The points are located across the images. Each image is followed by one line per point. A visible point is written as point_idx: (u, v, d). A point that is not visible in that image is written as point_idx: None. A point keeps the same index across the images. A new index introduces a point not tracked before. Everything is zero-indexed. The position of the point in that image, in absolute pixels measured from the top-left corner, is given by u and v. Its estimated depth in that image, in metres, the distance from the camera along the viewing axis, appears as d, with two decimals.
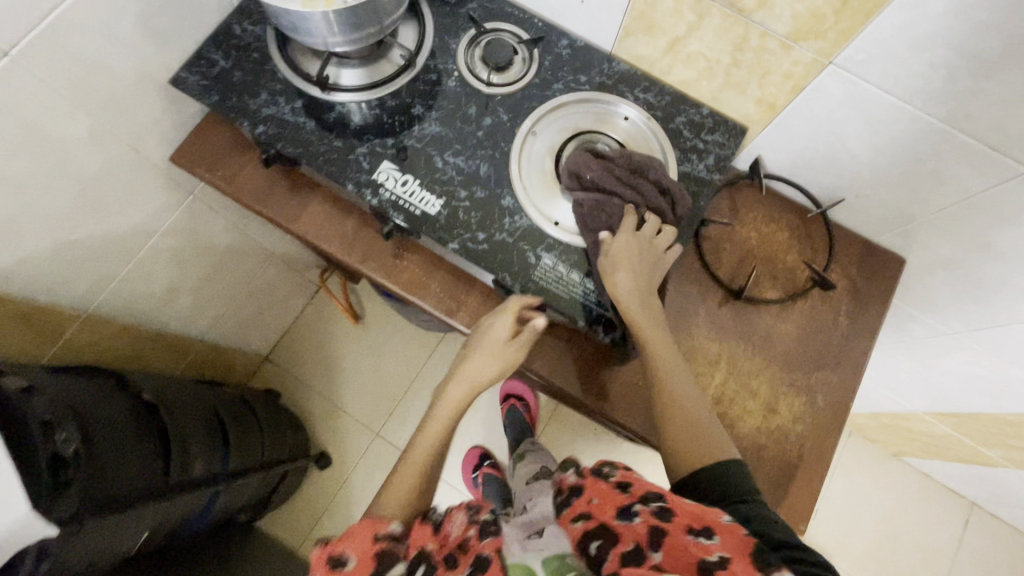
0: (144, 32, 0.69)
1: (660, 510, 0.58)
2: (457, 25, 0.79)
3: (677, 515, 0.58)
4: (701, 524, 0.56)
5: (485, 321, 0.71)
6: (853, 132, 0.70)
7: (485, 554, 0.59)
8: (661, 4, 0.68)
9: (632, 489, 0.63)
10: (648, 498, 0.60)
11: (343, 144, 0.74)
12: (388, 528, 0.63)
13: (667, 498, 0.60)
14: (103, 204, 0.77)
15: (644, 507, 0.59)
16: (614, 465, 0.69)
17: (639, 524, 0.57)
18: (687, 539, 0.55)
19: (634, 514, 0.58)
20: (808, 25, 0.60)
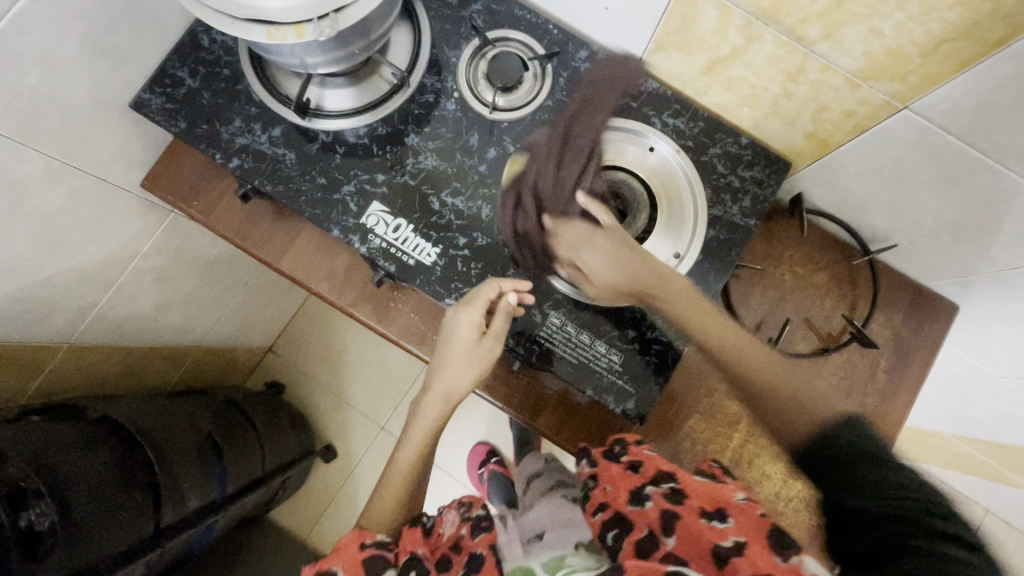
0: (95, 52, 0.59)
1: (671, 492, 0.54)
2: (459, 33, 0.68)
3: (690, 497, 0.54)
4: (713, 505, 0.52)
5: (446, 321, 0.63)
6: (921, 181, 0.59)
7: (478, 551, 0.59)
8: (703, 21, 0.56)
9: (645, 470, 0.58)
10: (659, 480, 0.56)
11: (327, 181, 0.65)
12: (377, 537, 0.59)
13: (679, 479, 0.57)
14: (70, 238, 0.70)
15: (656, 489, 0.55)
16: (622, 441, 0.64)
17: (653, 508, 0.53)
18: (700, 520, 0.50)
19: (646, 498, 0.55)
20: (884, 65, 0.49)
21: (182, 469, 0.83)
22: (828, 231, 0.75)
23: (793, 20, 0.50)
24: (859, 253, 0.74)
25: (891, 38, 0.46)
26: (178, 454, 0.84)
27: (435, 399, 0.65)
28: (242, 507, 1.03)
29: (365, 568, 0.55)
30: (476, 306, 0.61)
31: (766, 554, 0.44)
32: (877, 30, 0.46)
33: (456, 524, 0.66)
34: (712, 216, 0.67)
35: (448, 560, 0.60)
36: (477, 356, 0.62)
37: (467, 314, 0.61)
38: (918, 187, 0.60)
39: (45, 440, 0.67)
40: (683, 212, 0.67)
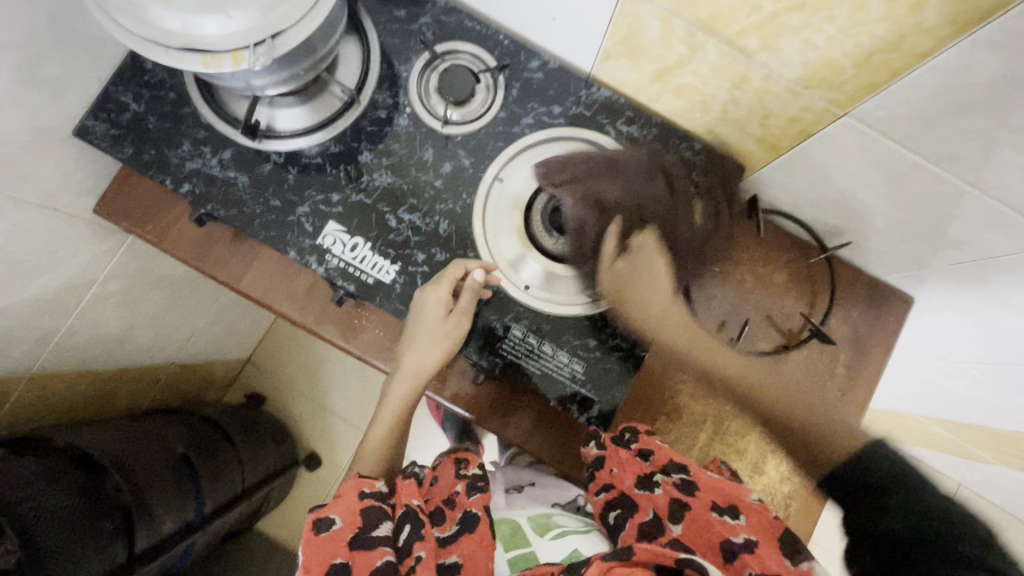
0: (31, 82, 0.58)
1: (681, 483, 0.56)
2: (408, 46, 0.67)
3: (700, 489, 0.55)
4: (726, 502, 0.53)
5: (416, 298, 0.63)
6: (867, 183, 0.60)
7: (474, 511, 0.59)
8: (648, 31, 0.56)
9: (656, 459, 0.59)
10: (670, 469, 0.58)
11: (281, 203, 0.65)
12: (376, 486, 0.60)
13: (691, 470, 0.57)
14: (21, 269, 0.69)
15: (667, 478, 0.57)
16: (635, 428, 0.63)
17: (661, 496, 0.56)
18: (711, 514, 0.53)
19: (656, 486, 0.57)
20: (822, 74, 0.49)
21: (154, 492, 0.83)
22: (785, 230, 0.76)
23: (731, 30, 0.50)
24: (817, 250, 0.74)
25: (825, 48, 0.47)
26: (149, 476, 0.84)
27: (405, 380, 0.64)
28: (223, 524, 1.03)
29: (362, 522, 0.55)
30: (439, 288, 0.62)
31: (774, 556, 0.48)
32: (811, 41, 0.47)
33: (451, 477, 0.64)
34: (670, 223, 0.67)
35: (442, 517, 0.59)
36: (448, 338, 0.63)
37: (433, 291, 0.62)
38: (864, 189, 0.61)
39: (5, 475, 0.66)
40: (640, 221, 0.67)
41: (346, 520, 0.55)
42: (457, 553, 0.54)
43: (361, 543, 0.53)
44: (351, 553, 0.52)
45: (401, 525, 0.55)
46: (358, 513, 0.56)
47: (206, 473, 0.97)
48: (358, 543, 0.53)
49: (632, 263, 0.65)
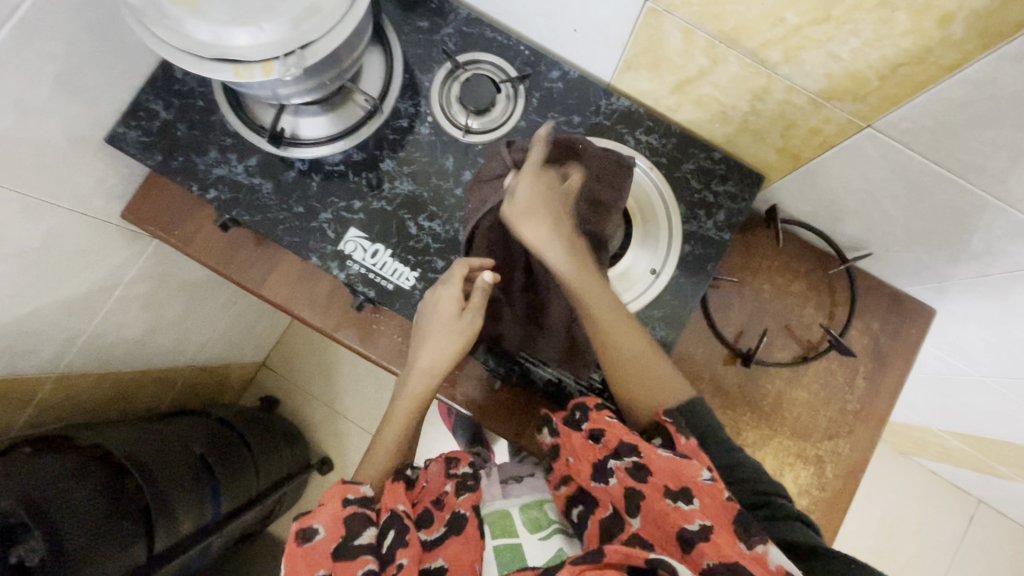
0: (67, 92, 0.60)
1: (634, 468, 0.52)
2: (431, 57, 0.69)
3: (653, 474, 0.51)
4: (679, 485, 0.50)
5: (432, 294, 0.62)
6: (891, 194, 0.60)
7: (462, 512, 0.58)
8: (669, 42, 0.56)
9: (607, 440, 0.55)
10: (622, 452, 0.53)
11: (305, 210, 0.66)
12: (361, 490, 0.54)
13: (643, 452, 0.53)
14: (52, 272, 0.71)
15: (618, 464, 0.53)
16: (585, 406, 0.58)
17: (615, 487, 0.53)
18: (665, 504, 0.50)
19: (610, 473, 0.54)
20: (845, 85, 0.50)
21: (173, 492, 0.84)
22: (804, 240, 0.75)
23: (754, 43, 0.51)
24: (837, 260, 0.74)
25: (849, 61, 0.47)
26: (168, 475, 0.85)
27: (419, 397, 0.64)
28: (240, 524, 1.04)
29: (346, 527, 0.51)
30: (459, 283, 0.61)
31: (731, 543, 0.46)
32: (835, 54, 0.47)
33: (441, 477, 0.62)
34: (688, 232, 0.68)
35: (429, 518, 0.58)
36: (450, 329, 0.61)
37: (443, 288, 0.61)
38: (886, 200, 0.61)
39: (30, 476, 0.68)
40: (659, 230, 0.67)
41: (327, 526, 0.51)
42: (443, 557, 0.54)
43: (344, 552, 0.50)
44: (335, 563, 0.49)
45: (386, 532, 0.53)
46: (343, 521, 0.52)
47: (222, 474, 0.98)
48: (342, 554, 0.50)
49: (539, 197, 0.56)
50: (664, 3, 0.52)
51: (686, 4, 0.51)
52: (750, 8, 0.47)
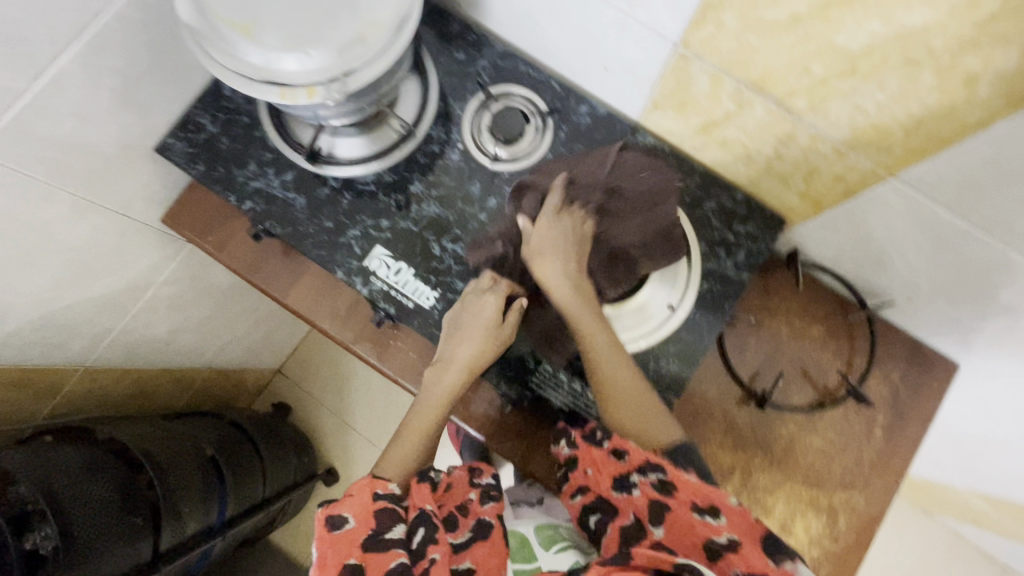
0: (124, 103, 0.64)
1: (660, 483, 0.54)
2: (465, 87, 0.71)
3: (679, 489, 0.53)
4: (705, 502, 0.51)
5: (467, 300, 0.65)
6: (914, 245, 0.59)
7: (486, 519, 0.57)
8: (697, 85, 0.58)
9: (630, 457, 0.57)
10: (646, 468, 0.55)
11: (334, 225, 0.69)
12: (389, 488, 0.56)
13: (667, 469, 0.54)
14: (91, 269, 0.74)
15: (643, 479, 0.55)
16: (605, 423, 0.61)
17: (639, 498, 0.54)
18: (693, 517, 0.51)
19: (633, 486, 0.55)
20: (869, 136, 0.50)
21: (182, 492, 0.85)
22: (825, 284, 0.74)
23: (780, 90, 0.52)
24: (857, 307, 0.73)
25: (874, 114, 0.48)
26: (179, 474, 0.86)
27: None
28: (243, 530, 1.04)
29: (376, 521, 0.52)
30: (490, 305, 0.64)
31: (760, 557, 0.47)
32: (860, 106, 0.48)
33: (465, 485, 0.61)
34: (707, 270, 0.68)
35: (454, 523, 0.57)
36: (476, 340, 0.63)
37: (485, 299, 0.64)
38: (910, 250, 0.61)
39: (51, 465, 0.71)
40: (678, 264, 0.67)
41: (358, 515, 0.52)
42: (470, 559, 0.54)
43: (375, 543, 0.50)
44: (366, 553, 0.49)
45: (414, 528, 0.52)
46: (372, 514, 0.53)
47: (230, 478, 0.98)
48: (372, 545, 0.50)
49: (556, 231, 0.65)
50: (693, 49, 0.54)
51: (715, 50, 0.52)
52: (777, 58, 0.49)
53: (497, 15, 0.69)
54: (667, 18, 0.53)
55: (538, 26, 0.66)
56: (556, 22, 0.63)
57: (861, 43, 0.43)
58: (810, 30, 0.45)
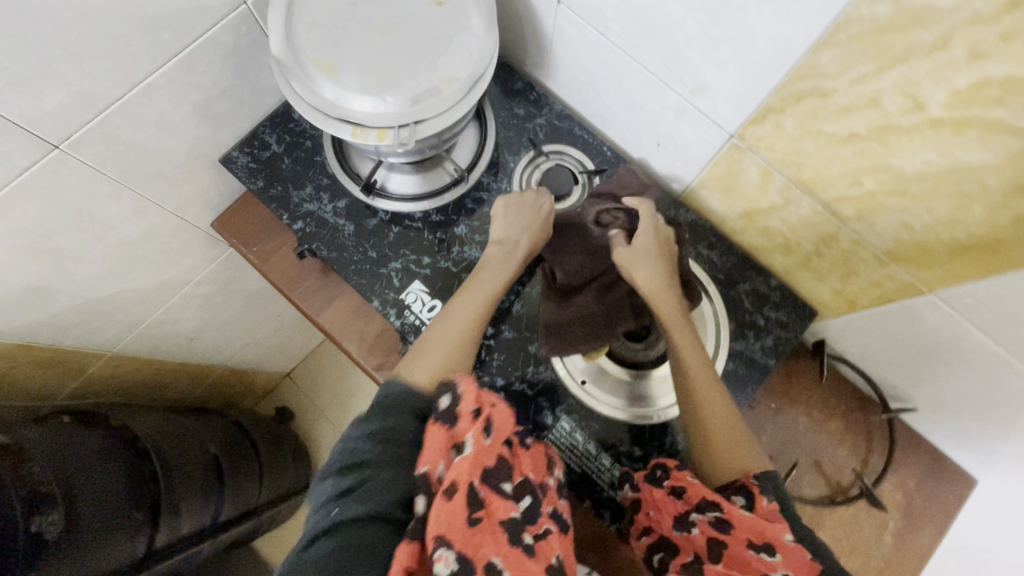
0: (201, 116, 0.68)
1: (717, 521, 0.51)
2: (521, 140, 0.75)
3: (734, 527, 0.50)
4: (761, 541, 0.49)
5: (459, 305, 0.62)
6: (945, 358, 0.60)
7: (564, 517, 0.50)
8: (746, 175, 0.60)
9: (688, 494, 0.54)
10: (703, 507, 0.52)
11: (377, 255, 0.71)
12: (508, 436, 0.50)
13: (724, 507, 0.51)
14: (138, 263, 0.77)
15: (701, 517, 0.52)
16: (664, 464, 0.59)
17: (698, 536, 0.52)
18: (750, 554, 0.49)
19: (692, 524, 0.53)
20: (913, 252, 0.51)
21: (183, 490, 0.86)
22: (847, 378, 0.74)
23: (829, 195, 0.54)
24: (878, 407, 0.73)
25: (920, 233, 0.49)
26: (183, 473, 0.87)
27: None
28: (232, 535, 1.04)
29: (494, 461, 0.47)
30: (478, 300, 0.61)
31: None
32: (907, 224, 0.49)
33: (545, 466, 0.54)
34: (734, 350, 0.69)
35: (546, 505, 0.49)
36: (448, 340, 0.58)
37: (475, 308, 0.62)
38: (939, 363, 0.61)
39: (66, 448, 0.72)
40: (706, 342, 0.68)
41: (497, 441, 0.48)
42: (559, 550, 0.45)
43: (491, 487, 0.45)
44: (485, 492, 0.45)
45: (521, 494, 0.47)
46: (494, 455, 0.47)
47: (229, 482, 0.98)
48: (491, 483, 0.46)
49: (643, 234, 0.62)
50: (749, 142, 0.56)
51: (769, 148, 0.54)
52: (830, 166, 0.51)
53: (560, 79, 0.73)
54: (727, 111, 0.55)
55: (598, 96, 0.69)
56: (616, 96, 0.66)
57: (916, 168, 0.45)
58: (867, 147, 0.46)
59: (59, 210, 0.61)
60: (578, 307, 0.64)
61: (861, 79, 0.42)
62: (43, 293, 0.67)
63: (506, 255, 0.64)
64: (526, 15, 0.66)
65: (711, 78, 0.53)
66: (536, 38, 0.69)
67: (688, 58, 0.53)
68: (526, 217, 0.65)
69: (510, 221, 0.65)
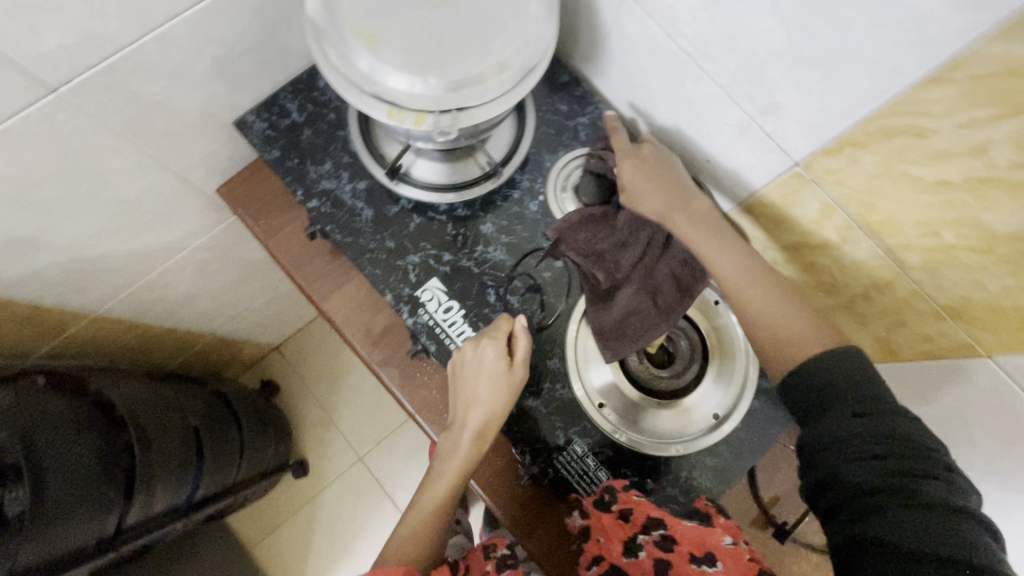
0: (219, 74, 0.62)
1: (661, 540, 0.60)
2: (560, 139, 0.70)
3: (679, 542, 0.59)
4: (704, 551, 0.59)
5: (474, 359, 0.60)
6: (985, 424, 0.56)
7: None
8: (803, 207, 0.56)
9: (635, 518, 0.61)
10: (651, 527, 0.60)
11: (395, 247, 0.67)
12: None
13: (668, 525, 0.60)
14: (135, 223, 0.71)
15: (648, 538, 0.60)
16: (612, 487, 0.62)
17: (646, 558, 0.60)
18: (691, 567, 0.59)
19: (639, 548, 0.60)
20: (980, 313, 0.48)
21: (161, 465, 0.81)
22: None
23: (895, 241, 0.50)
24: None
25: (994, 295, 0.45)
26: (162, 449, 0.82)
27: (445, 477, 0.60)
28: (207, 512, 0.99)
29: None
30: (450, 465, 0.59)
31: None
32: (981, 283, 0.46)
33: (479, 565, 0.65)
34: (761, 387, 0.65)
35: None
36: (473, 406, 0.59)
37: (491, 344, 0.60)
38: (978, 427, 0.58)
39: (40, 415, 0.67)
40: (733, 376, 0.65)
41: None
42: None
43: None
44: None
45: None
46: None
47: (208, 459, 0.94)
48: None
49: (654, 167, 0.61)
50: (815, 173, 0.52)
51: (838, 183, 0.50)
52: (907, 211, 0.47)
53: (610, 77, 0.68)
54: (797, 138, 0.51)
55: (651, 101, 0.64)
56: (672, 104, 0.61)
57: (1009, 228, 0.41)
58: (957, 198, 0.43)
59: (52, 160, 0.55)
60: (625, 304, 0.61)
61: (971, 123, 0.39)
62: (26, 248, 0.61)
63: (452, 442, 0.60)
64: (584, 5, 0.61)
65: (788, 98, 0.48)
66: (590, 32, 0.64)
67: (766, 75, 0.48)
68: (485, 377, 0.59)
69: (463, 391, 0.60)
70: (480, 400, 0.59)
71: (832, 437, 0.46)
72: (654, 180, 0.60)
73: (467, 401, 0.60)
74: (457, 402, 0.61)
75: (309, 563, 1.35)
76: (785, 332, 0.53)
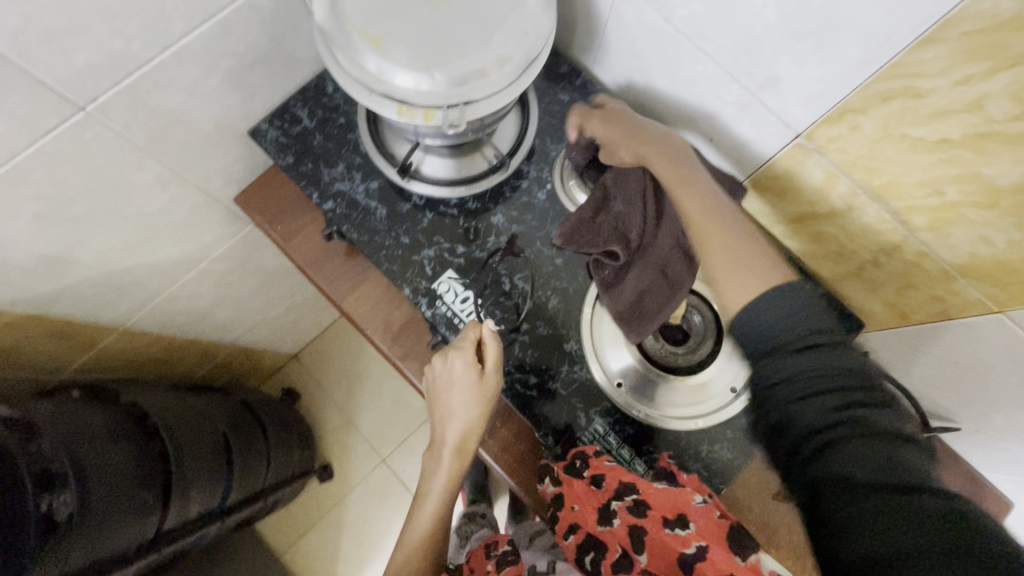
0: (232, 86, 0.64)
1: (634, 505, 0.59)
2: (564, 128, 0.72)
3: (651, 507, 0.59)
4: (674, 513, 0.58)
5: (440, 371, 0.61)
6: (1001, 381, 0.57)
7: None
8: (806, 178, 0.57)
9: (607, 483, 0.60)
10: (621, 493, 0.59)
11: (410, 242, 0.69)
12: None
13: (640, 488, 0.59)
14: (158, 236, 0.74)
15: (620, 504, 0.59)
16: (583, 453, 0.62)
17: (620, 525, 0.59)
18: (665, 533, 0.57)
19: (613, 516, 0.60)
20: (989, 269, 0.49)
21: (193, 471, 0.83)
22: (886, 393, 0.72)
23: (900, 203, 0.51)
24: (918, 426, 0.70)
25: (1002, 249, 0.46)
26: (194, 454, 0.84)
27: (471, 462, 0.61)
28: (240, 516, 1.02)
29: None
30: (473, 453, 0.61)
31: (728, 558, 0.54)
32: (988, 239, 0.47)
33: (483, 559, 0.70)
34: None
35: None
36: (451, 421, 0.60)
37: (458, 355, 0.60)
38: (994, 384, 0.58)
39: (78, 424, 0.69)
40: None
41: None
42: None
43: None
44: None
45: None
46: None
47: (236, 464, 0.95)
48: None
49: (627, 120, 0.62)
50: (817, 143, 0.53)
51: (841, 150, 0.51)
52: (909, 172, 0.48)
53: (609, 65, 0.69)
54: (797, 110, 0.52)
55: (651, 85, 0.65)
56: (671, 87, 0.63)
57: (1011, 179, 0.42)
58: (957, 154, 0.44)
59: (81, 177, 0.57)
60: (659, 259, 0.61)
61: (967, 79, 0.40)
62: (59, 264, 0.64)
63: (437, 455, 0.61)
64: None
65: (786, 71, 0.50)
66: (589, 22, 0.66)
67: (763, 49, 0.50)
68: (457, 391, 0.60)
69: (440, 406, 0.61)
70: (455, 416, 0.60)
71: (788, 374, 0.45)
72: (622, 132, 0.60)
73: (445, 416, 0.61)
74: (437, 419, 0.62)
75: (338, 564, 1.37)
76: (752, 257, 0.50)
